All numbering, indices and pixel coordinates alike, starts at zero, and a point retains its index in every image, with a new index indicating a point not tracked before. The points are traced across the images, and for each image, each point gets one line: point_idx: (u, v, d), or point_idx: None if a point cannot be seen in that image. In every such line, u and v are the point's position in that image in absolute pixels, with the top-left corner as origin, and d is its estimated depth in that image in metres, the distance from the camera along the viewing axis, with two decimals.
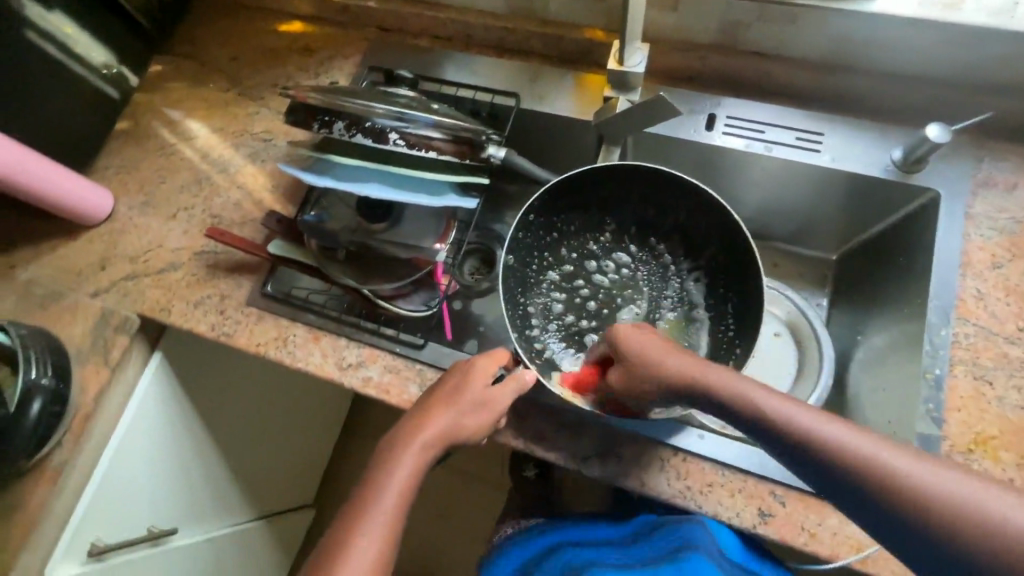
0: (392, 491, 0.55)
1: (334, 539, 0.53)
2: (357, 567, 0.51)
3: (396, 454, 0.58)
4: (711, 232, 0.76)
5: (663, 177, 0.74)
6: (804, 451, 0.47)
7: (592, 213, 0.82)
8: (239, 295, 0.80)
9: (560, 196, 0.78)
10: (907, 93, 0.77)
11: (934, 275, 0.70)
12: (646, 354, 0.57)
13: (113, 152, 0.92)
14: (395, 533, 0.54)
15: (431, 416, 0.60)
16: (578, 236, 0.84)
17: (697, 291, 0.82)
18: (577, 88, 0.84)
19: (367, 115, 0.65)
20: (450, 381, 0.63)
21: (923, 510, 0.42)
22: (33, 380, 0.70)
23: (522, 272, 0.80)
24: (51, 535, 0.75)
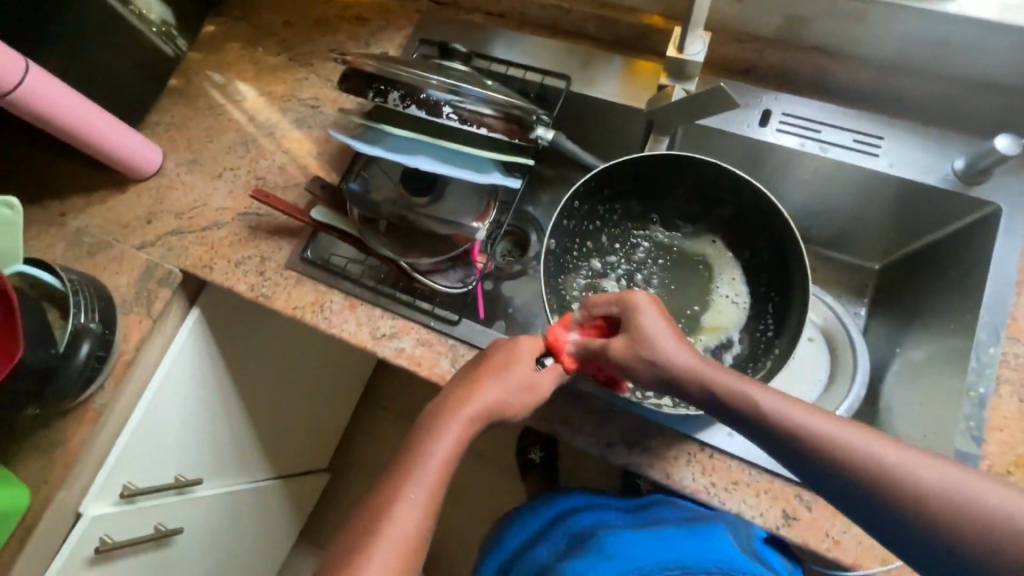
0: (434, 462, 0.57)
1: (377, 499, 0.55)
2: (396, 531, 0.53)
3: (441, 425, 0.59)
4: (758, 237, 0.78)
5: (716, 172, 0.75)
6: (805, 452, 0.49)
7: (637, 203, 0.82)
8: (279, 258, 0.81)
9: (605, 180, 0.78)
10: (975, 101, 0.74)
11: (987, 290, 0.68)
12: (658, 345, 0.57)
13: (164, 109, 0.94)
14: (437, 500, 0.56)
15: (477, 391, 0.60)
16: (620, 225, 0.83)
17: (738, 291, 0.81)
18: (629, 74, 0.83)
19: (422, 86, 0.65)
20: (497, 358, 0.63)
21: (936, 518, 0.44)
22: (82, 323, 0.72)
23: (562, 257, 0.80)
24: (89, 472, 0.79)
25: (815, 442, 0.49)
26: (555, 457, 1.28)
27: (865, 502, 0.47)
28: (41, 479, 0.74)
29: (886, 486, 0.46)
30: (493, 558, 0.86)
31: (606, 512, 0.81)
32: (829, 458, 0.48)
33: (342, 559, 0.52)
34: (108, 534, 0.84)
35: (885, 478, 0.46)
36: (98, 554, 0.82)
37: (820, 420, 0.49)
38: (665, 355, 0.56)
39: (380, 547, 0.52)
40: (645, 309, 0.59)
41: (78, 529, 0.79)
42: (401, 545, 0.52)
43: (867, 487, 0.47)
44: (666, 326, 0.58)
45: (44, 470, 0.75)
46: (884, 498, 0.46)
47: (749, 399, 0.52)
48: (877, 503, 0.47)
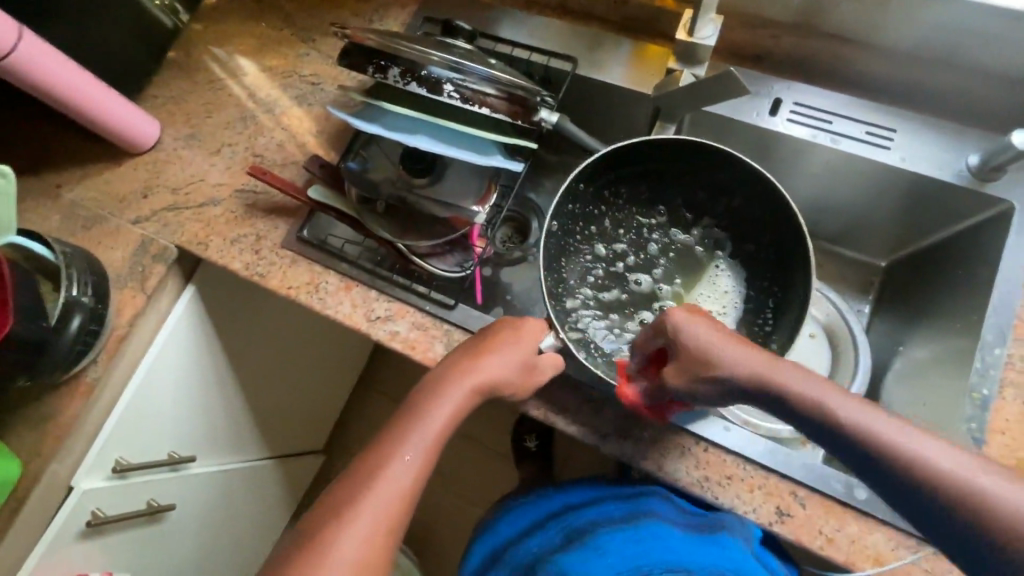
0: (433, 427, 0.57)
1: (369, 457, 0.55)
2: (389, 489, 0.52)
3: (441, 392, 0.59)
4: (761, 231, 0.77)
5: (724, 158, 0.72)
6: (880, 469, 0.45)
7: (642, 189, 0.80)
8: (275, 237, 0.80)
9: (609, 165, 0.76)
10: (992, 96, 0.72)
11: (996, 291, 0.66)
12: (724, 361, 0.51)
13: (163, 82, 0.92)
14: (429, 464, 0.56)
15: (480, 363, 0.60)
16: (624, 210, 0.81)
17: (734, 287, 0.80)
18: (638, 58, 0.81)
19: (423, 63, 0.63)
20: (501, 336, 0.63)
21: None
22: (74, 297, 0.72)
23: (563, 240, 0.78)
24: (82, 445, 0.79)
25: (915, 470, 0.43)
26: (551, 446, 1.28)
27: (972, 539, 0.42)
28: (32, 451, 0.74)
29: (997, 522, 0.41)
30: (483, 545, 0.85)
31: (601, 504, 0.77)
32: (937, 492, 0.42)
33: (327, 515, 0.51)
34: (100, 508, 0.84)
35: (999, 513, 0.41)
36: (89, 527, 0.82)
37: (915, 443, 0.44)
38: (731, 373, 0.50)
39: (370, 504, 0.52)
40: (700, 325, 0.53)
41: (69, 501, 0.79)
42: (391, 505, 0.52)
43: (975, 523, 0.41)
44: (728, 337, 0.52)
45: (35, 443, 0.75)
46: (999, 538, 0.41)
47: (833, 417, 0.46)
48: (987, 542, 0.41)
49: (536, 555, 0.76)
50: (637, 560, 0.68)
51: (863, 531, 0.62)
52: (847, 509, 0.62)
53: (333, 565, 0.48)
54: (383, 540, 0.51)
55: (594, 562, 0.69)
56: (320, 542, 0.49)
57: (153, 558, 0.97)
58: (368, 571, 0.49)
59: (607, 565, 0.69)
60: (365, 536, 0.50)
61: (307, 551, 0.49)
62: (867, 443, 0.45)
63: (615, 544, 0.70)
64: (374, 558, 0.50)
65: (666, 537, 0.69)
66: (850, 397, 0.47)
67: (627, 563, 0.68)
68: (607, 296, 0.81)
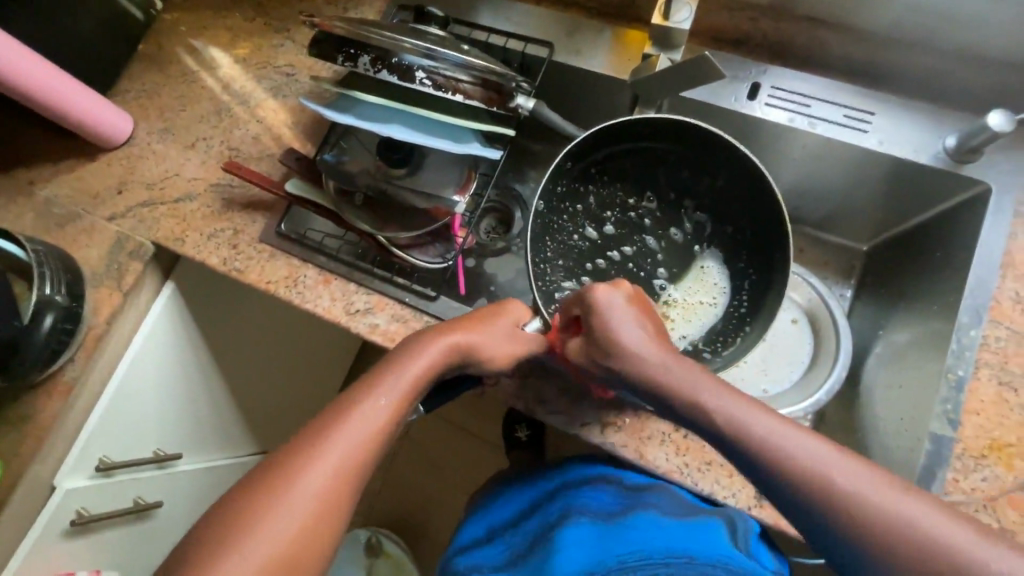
0: (409, 375, 0.56)
1: (344, 400, 0.54)
2: (363, 427, 0.52)
3: (422, 343, 0.59)
4: (742, 213, 0.77)
5: (710, 137, 0.71)
6: (733, 441, 0.49)
7: (626, 166, 0.79)
8: (253, 231, 0.79)
9: (597, 143, 0.75)
10: (968, 77, 0.72)
11: (972, 274, 0.67)
12: (617, 340, 0.55)
13: (134, 75, 0.90)
14: (403, 410, 0.55)
15: (461, 326, 0.61)
16: (609, 188, 0.81)
17: (716, 270, 0.80)
18: (616, 43, 0.80)
19: (394, 50, 0.62)
20: (483, 311, 0.64)
21: (844, 517, 0.45)
22: (47, 296, 0.71)
23: (549, 218, 0.77)
24: (62, 445, 0.78)
25: (753, 440, 0.48)
26: (541, 436, 1.28)
27: (793, 502, 0.47)
28: (11, 452, 0.74)
29: (815, 490, 0.46)
30: (476, 525, 0.83)
31: (597, 492, 0.72)
32: (772, 461, 0.47)
33: (296, 449, 0.50)
34: (84, 507, 0.83)
35: (820, 484, 0.45)
36: (74, 526, 0.82)
37: (762, 418, 0.49)
38: (621, 349, 0.55)
39: (343, 439, 0.51)
40: (608, 305, 0.57)
41: (54, 501, 0.79)
42: (364, 443, 0.51)
43: (806, 497, 0.46)
44: (628, 318, 0.56)
45: (14, 444, 0.74)
46: (813, 503, 0.46)
47: (690, 390, 0.51)
48: (803, 505, 0.46)
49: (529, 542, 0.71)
50: (636, 544, 0.60)
51: None
52: None
53: (299, 493, 0.48)
54: (352, 474, 0.50)
55: (588, 545, 0.62)
56: (288, 472, 0.48)
57: (143, 554, 0.96)
58: (333, 503, 0.49)
59: (600, 550, 0.62)
60: (334, 468, 0.49)
61: (274, 479, 0.48)
62: (713, 415, 0.50)
63: (611, 532, 0.64)
64: (341, 493, 0.49)
65: (672, 525, 0.61)
66: (715, 381, 0.52)
67: (623, 549, 0.61)
68: (590, 282, 0.80)
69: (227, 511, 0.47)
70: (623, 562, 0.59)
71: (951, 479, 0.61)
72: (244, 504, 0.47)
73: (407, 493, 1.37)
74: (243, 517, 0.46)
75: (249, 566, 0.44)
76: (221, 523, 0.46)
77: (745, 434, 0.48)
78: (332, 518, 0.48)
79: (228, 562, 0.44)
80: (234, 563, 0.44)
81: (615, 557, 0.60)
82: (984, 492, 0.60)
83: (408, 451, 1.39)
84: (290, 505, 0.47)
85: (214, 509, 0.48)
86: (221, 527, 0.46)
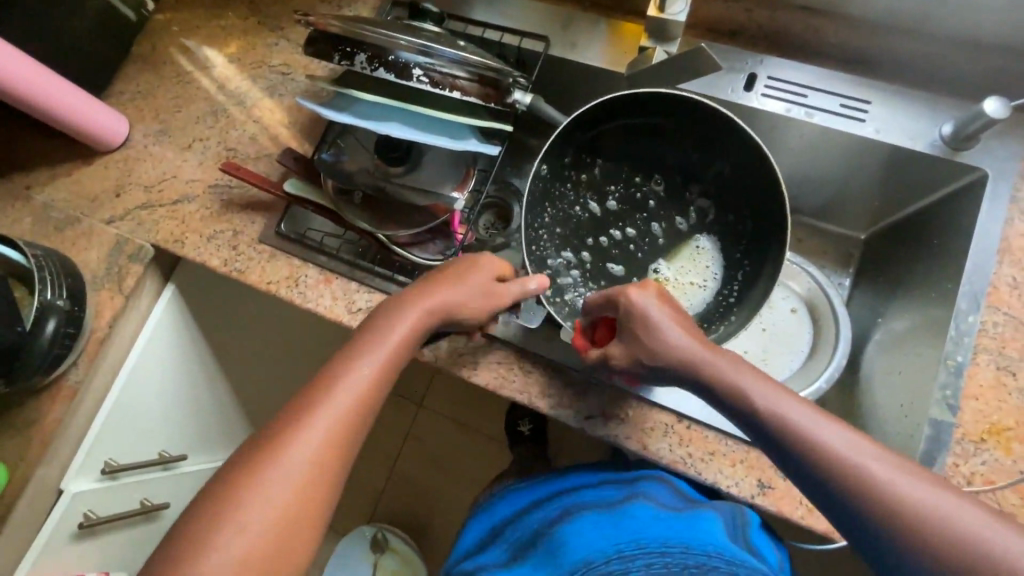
0: (390, 340, 0.57)
1: (325, 373, 0.54)
2: (348, 394, 0.53)
3: (402, 308, 0.59)
4: (745, 203, 0.77)
5: (714, 115, 0.72)
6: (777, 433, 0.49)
7: (632, 145, 0.80)
8: (252, 232, 0.79)
9: (604, 111, 0.75)
10: (963, 63, 0.72)
11: (969, 261, 0.67)
12: (661, 340, 0.55)
13: (128, 76, 0.90)
14: (389, 375, 0.56)
15: (440, 287, 0.61)
16: (616, 161, 0.81)
17: (712, 255, 0.80)
18: (612, 36, 0.80)
19: (390, 47, 0.62)
20: (456, 268, 0.64)
21: (893, 518, 0.44)
22: (49, 300, 0.71)
23: (551, 184, 0.78)
24: (67, 448, 0.79)
25: (803, 437, 0.48)
26: (544, 430, 1.28)
27: (844, 503, 0.46)
28: (18, 456, 0.74)
29: (865, 491, 0.45)
30: (481, 523, 0.83)
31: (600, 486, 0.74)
32: (817, 458, 0.47)
33: (281, 424, 0.51)
34: (92, 509, 0.83)
35: (871, 483, 0.45)
36: (82, 529, 0.82)
37: (808, 414, 0.49)
38: (664, 348, 0.54)
39: (326, 410, 0.52)
40: (644, 306, 0.56)
41: (60, 507, 0.79)
42: (351, 410, 0.52)
43: (853, 495, 0.46)
44: (667, 317, 0.56)
45: (19, 448, 0.75)
46: (871, 507, 0.45)
47: (737, 385, 0.51)
48: (853, 508, 0.46)
49: (532, 532, 0.72)
50: (635, 533, 0.63)
51: None
52: None
53: (286, 465, 0.49)
54: (340, 441, 0.51)
55: (591, 535, 0.65)
56: (274, 447, 0.49)
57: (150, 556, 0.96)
58: (325, 469, 0.50)
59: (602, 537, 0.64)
60: (324, 437, 0.51)
61: (261, 454, 0.49)
62: (763, 411, 0.50)
63: (612, 521, 0.66)
64: (328, 462, 0.50)
65: (670, 518, 0.64)
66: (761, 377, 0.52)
67: (623, 537, 0.63)
68: (586, 256, 0.81)
69: (222, 483, 0.48)
70: (621, 550, 0.62)
71: (951, 464, 0.61)
72: (232, 481, 0.48)
73: (412, 489, 1.38)
74: (236, 486, 0.48)
75: (243, 539, 0.46)
76: (211, 499, 0.47)
77: (789, 427, 0.49)
78: (324, 483, 0.50)
79: (221, 536, 0.46)
80: (226, 536, 0.46)
81: (615, 545, 0.63)
82: (984, 475, 0.61)
83: (411, 447, 1.39)
84: (278, 478, 0.48)
85: (205, 487, 0.49)
86: (217, 499, 0.47)
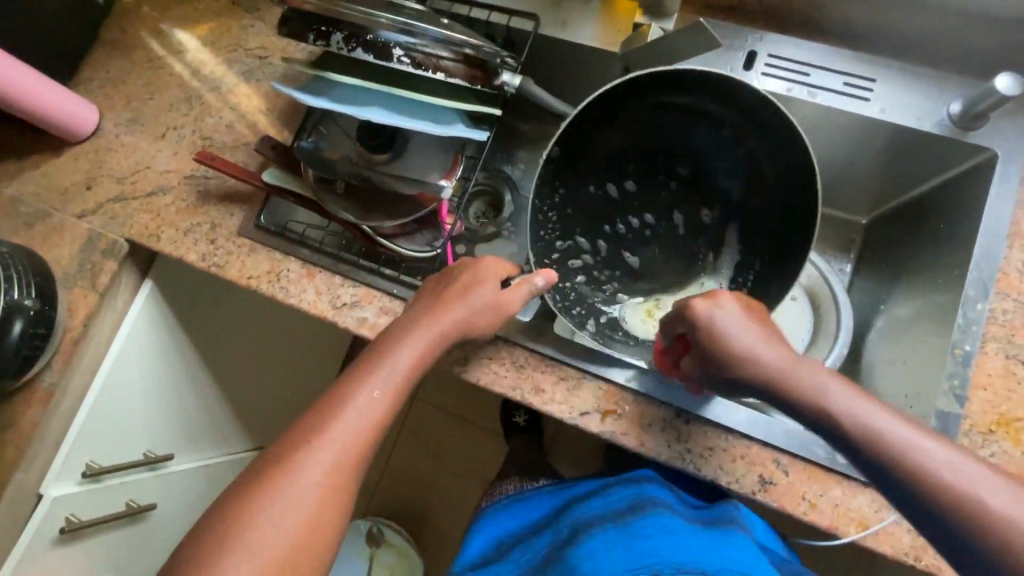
0: (401, 364, 0.54)
1: (331, 393, 0.52)
2: (357, 421, 0.50)
3: (413, 330, 0.57)
4: (778, 191, 0.71)
5: (755, 97, 0.65)
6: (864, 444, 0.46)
7: (659, 119, 0.74)
8: (231, 225, 0.76)
9: (628, 89, 0.69)
10: (971, 39, 0.69)
11: (978, 245, 0.65)
12: (734, 345, 0.52)
13: (98, 62, 0.85)
14: (400, 401, 0.53)
15: (447, 307, 0.58)
16: (637, 139, 0.76)
17: (734, 238, 0.77)
18: (605, 13, 0.75)
19: (369, 27, 0.58)
20: (463, 279, 0.60)
21: (990, 537, 0.42)
22: (16, 300, 0.67)
23: (564, 162, 0.73)
24: (46, 452, 0.76)
25: (894, 451, 0.45)
26: (538, 423, 1.25)
27: (942, 527, 0.44)
28: None
29: (958, 506, 0.43)
30: (483, 535, 0.81)
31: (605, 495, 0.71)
32: (907, 472, 0.45)
33: (283, 450, 0.48)
34: (74, 513, 0.80)
35: (965, 499, 0.43)
36: (64, 534, 0.79)
37: (898, 426, 0.46)
38: (741, 358, 0.52)
39: (335, 433, 0.49)
40: (716, 313, 0.53)
41: (40, 510, 0.76)
42: (359, 435, 0.50)
43: (946, 511, 0.43)
44: (742, 325, 0.53)
45: None
46: (967, 524, 0.42)
47: (826, 400, 0.48)
48: (947, 525, 0.43)
49: (542, 552, 0.70)
50: (647, 558, 0.60)
51: (846, 494, 0.61)
52: (830, 473, 0.62)
53: (291, 494, 0.46)
54: (349, 469, 0.49)
55: (601, 559, 0.61)
56: (283, 467, 0.47)
57: (139, 558, 0.93)
58: (335, 497, 0.48)
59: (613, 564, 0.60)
60: (331, 465, 0.48)
61: (263, 482, 0.47)
62: (858, 427, 0.47)
63: (622, 541, 0.63)
64: (342, 487, 0.48)
65: (682, 535, 0.61)
66: (842, 385, 0.49)
67: (635, 561, 0.60)
68: (598, 243, 0.78)
69: (220, 515, 0.46)
70: None
71: None
72: (239, 504, 0.46)
73: (407, 483, 1.36)
74: (236, 517, 0.45)
75: (253, 564, 0.44)
76: (211, 530, 0.45)
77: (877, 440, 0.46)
78: (336, 514, 0.48)
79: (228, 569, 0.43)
80: (240, 563, 0.43)
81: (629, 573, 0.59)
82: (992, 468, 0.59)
83: (406, 441, 1.37)
84: (284, 509, 0.46)
85: (206, 515, 0.46)
86: (215, 528, 0.45)
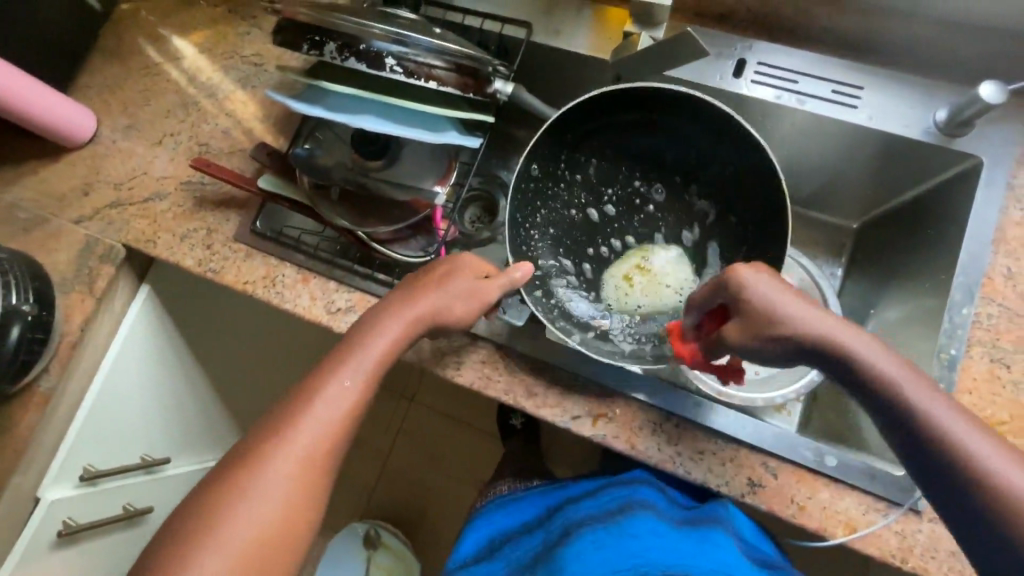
0: (372, 354, 0.54)
1: (304, 384, 0.52)
2: (327, 411, 0.51)
3: (384, 318, 0.57)
4: (752, 203, 0.72)
5: (719, 114, 0.68)
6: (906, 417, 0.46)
7: (634, 140, 0.76)
8: (227, 231, 0.76)
9: (596, 108, 0.72)
10: (957, 47, 0.70)
11: (963, 250, 0.66)
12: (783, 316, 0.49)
13: (95, 69, 0.86)
14: (372, 390, 0.54)
15: (420, 296, 0.58)
16: (612, 163, 0.78)
17: (715, 254, 0.77)
18: (598, 22, 0.77)
19: (362, 36, 0.59)
20: (438, 270, 0.60)
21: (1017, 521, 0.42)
22: (14, 305, 0.68)
23: (542, 183, 0.75)
24: (43, 456, 0.76)
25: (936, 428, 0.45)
26: (534, 427, 1.25)
27: (972, 508, 0.44)
28: None
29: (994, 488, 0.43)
30: (475, 534, 0.81)
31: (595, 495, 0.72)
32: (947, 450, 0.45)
33: (255, 442, 0.49)
34: (72, 517, 0.81)
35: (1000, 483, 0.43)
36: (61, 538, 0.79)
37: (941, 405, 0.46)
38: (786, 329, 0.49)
39: (305, 425, 0.50)
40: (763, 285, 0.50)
41: (37, 514, 0.76)
42: (331, 427, 0.50)
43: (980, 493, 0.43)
44: (788, 294, 0.50)
45: None
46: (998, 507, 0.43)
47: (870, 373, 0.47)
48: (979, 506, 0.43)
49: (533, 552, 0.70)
50: (635, 558, 0.61)
51: (833, 497, 0.62)
52: (819, 476, 0.62)
53: (263, 487, 0.47)
54: (319, 460, 0.49)
55: (589, 558, 0.62)
56: (256, 461, 0.48)
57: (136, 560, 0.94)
58: (306, 487, 0.49)
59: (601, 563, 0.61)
60: (301, 457, 0.49)
61: (236, 475, 0.48)
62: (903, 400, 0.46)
63: (610, 539, 0.63)
64: (314, 478, 0.49)
65: (669, 537, 0.62)
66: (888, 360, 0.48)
67: (624, 562, 0.61)
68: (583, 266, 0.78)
69: (193, 507, 0.47)
70: None
71: None
72: (213, 495, 0.47)
73: (403, 486, 1.37)
74: (211, 511, 0.46)
75: (225, 556, 0.45)
76: (187, 523, 0.46)
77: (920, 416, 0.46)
78: (308, 503, 0.49)
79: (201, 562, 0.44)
80: (214, 557, 0.44)
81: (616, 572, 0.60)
82: None
83: (403, 443, 1.38)
84: (256, 501, 0.47)
85: (181, 506, 0.48)
86: (191, 524, 0.46)
